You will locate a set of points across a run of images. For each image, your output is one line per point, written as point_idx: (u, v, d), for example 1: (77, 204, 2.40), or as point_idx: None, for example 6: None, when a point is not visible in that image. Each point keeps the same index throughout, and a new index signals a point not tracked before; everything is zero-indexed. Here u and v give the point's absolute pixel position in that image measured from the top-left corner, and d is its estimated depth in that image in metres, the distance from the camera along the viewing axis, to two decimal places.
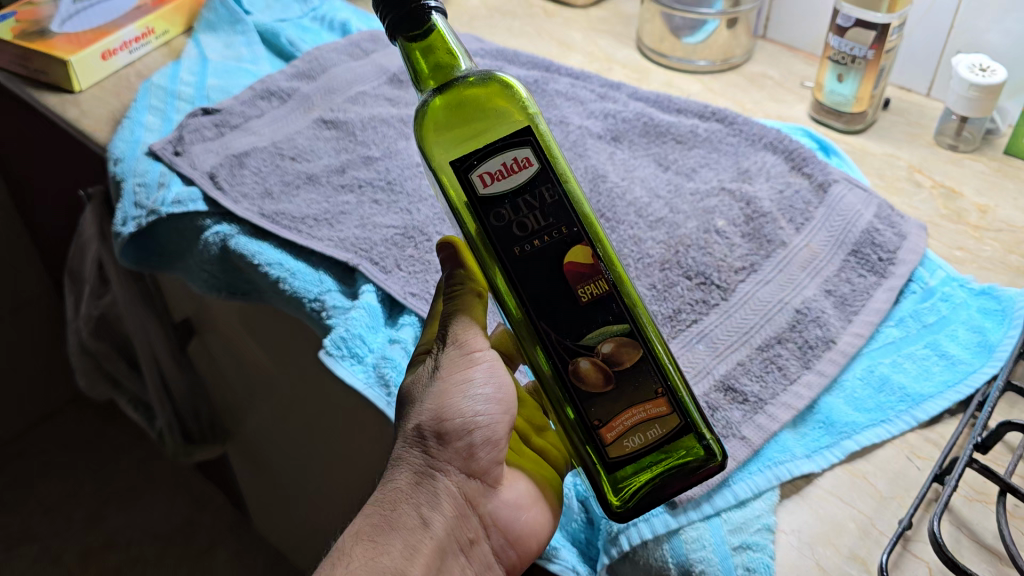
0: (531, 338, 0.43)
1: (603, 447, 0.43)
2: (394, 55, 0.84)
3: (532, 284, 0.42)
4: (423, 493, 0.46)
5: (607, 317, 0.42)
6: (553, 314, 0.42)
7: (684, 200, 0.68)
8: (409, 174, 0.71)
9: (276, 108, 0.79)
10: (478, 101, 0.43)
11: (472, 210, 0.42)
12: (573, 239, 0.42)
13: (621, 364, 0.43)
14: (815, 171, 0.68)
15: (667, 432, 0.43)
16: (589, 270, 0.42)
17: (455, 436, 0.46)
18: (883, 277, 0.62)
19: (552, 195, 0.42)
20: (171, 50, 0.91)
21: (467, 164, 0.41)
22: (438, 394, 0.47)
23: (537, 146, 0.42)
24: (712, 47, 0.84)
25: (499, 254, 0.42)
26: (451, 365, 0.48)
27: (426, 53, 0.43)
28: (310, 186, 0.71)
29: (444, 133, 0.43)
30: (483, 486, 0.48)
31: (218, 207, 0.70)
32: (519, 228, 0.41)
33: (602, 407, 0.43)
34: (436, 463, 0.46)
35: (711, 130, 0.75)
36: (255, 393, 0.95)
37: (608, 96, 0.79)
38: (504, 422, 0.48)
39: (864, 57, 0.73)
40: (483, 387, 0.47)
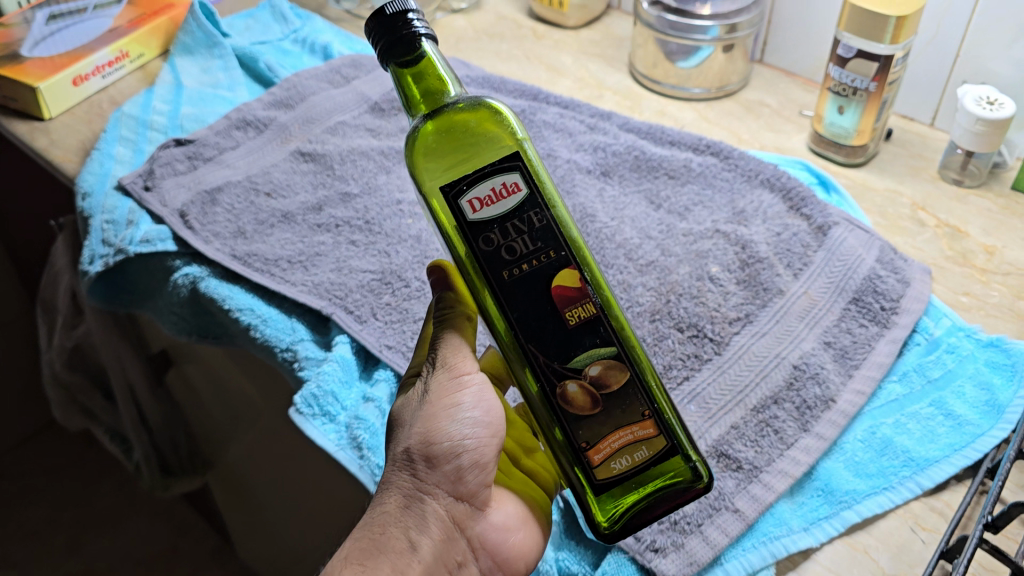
0: (519, 362, 0.41)
1: (590, 470, 0.42)
2: (375, 82, 0.81)
3: (522, 309, 0.40)
4: (412, 517, 0.42)
5: (595, 339, 0.41)
6: (542, 338, 0.40)
7: (676, 242, 0.65)
8: (388, 213, 0.68)
9: (252, 138, 0.76)
10: (467, 128, 0.41)
11: (460, 234, 0.40)
12: (561, 262, 0.40)
13: (608, 387, 0.41)
14: (813, 212, 0.65)
15: (654, 454, 0.42)
16: (577, 294, 0.41)
17: (444, 459, 0.43)
18: (886, 328, 0.58)
19: (540, 219, 0.40)
20: (146, 74, 0.87)
21: (456, 189, 0.40)
22: (425, 417, 0.44)
23: (526, 169, 0.40)
24: (706, 75, 0.81)
25: (488, 280, 0.40)
26: (440, 388, 0.45)
27: (417, 79, 0.41)
28: (285, 224, 0.68)
29: (433, 158, 0.41)
30: (471, 508, 0.44)
31: (188, 246, 0.67)
32: (508, 252, 0.40)
33: (590, 428, 0.41)
34: (424, 486, 0.43)
35: (706, 164, 0.71)
36: (237, 423, 0.91)
37: (599, 127, 0.76)
38: (493, 445, 0.45)
39: (866, 89, 0.70)
40: (471, 410, 0.44)
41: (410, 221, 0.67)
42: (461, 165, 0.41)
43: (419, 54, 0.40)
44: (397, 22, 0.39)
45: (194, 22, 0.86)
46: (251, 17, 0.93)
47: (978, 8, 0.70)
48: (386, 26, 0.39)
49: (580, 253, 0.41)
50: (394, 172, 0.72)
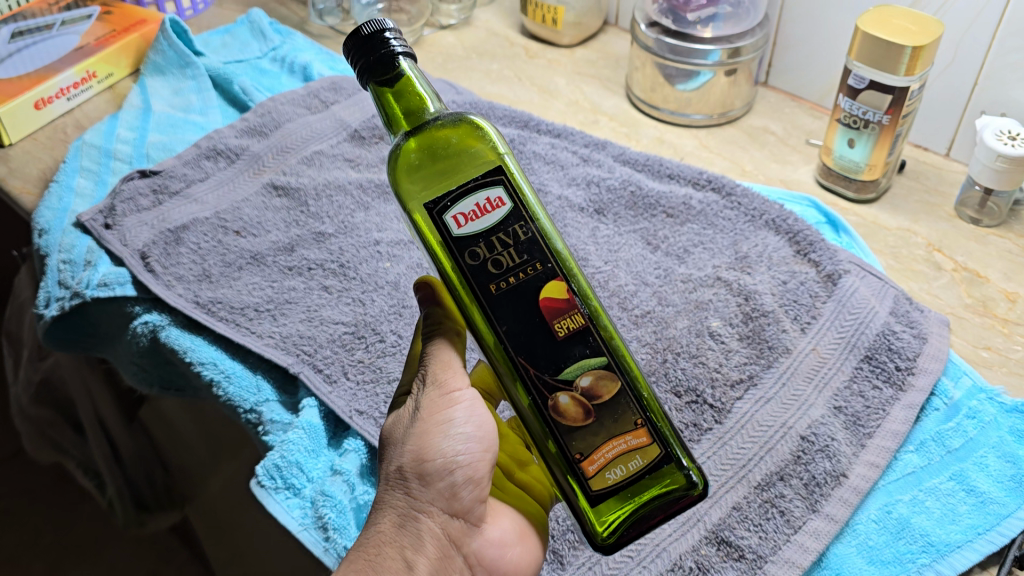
0: (507, 374, 0.40)
1: (583, 481, 0.39)
2: (354, 107, 0.76)
3: (510, 323, 0.39)
4: (408, 536, 0.41)
5: (584, 349, 0.39)
6: (531, 351, 0.39)
7: (674, 290, 0.60)
8: (364, 256, 0.63)
9: (222, 168, 0.71)
10: (449, 144, 0.40)
11: (446, 250, 0.39)
12: (548, 274, 0.39)
13: (599, 397, 0.40)
14: (822, 259, 0.60)
15: (649, 463, 0.40)
16: (565, 305, 0.39)
17: (437, 476, 0.41)
18: (901, 390, 0.54)
19: (525, 232, 0.39)
20: (115, 95, 0.82)
21: (440, 205, 0.39)
22: (416, 434, 0.42)
23: (509, 183, 0.39)
24: (707, 100, 0.76)
25: (475, 294, 0.39)
26: (431, 406, 0.43)
27: (399, 97, 0.40)
28: (254, 266, 0.63)
29: (416, 175, 0.40)
30: (466, 525, 0.42)
31: (148, 291, 0.62)
32: (494, 265, 0.39)
33: (583, 438, 0.39)
34: (418, 504, 0.41)
35: (707, 201, 0.67)
36: (222, 455, 0.86)
37: (593, 158, 0.71)
38: (487, 460, 0.42)
39: (878, 122, 0.65)
40: (464, 426, 0.42)
41: (387, 264, 0.62)
42: (444, 181, 0.39)
43: (396, 72, 0.39)
44: (371, 40, 0.38)
45: (165, 41, 0.81)
46: (228, 34, 0.88)
47: (999, 34, 0.65)
48: (358, 45, 0.38)
49: (567, 265, 0.40)
50: (373, 209, 0.67)
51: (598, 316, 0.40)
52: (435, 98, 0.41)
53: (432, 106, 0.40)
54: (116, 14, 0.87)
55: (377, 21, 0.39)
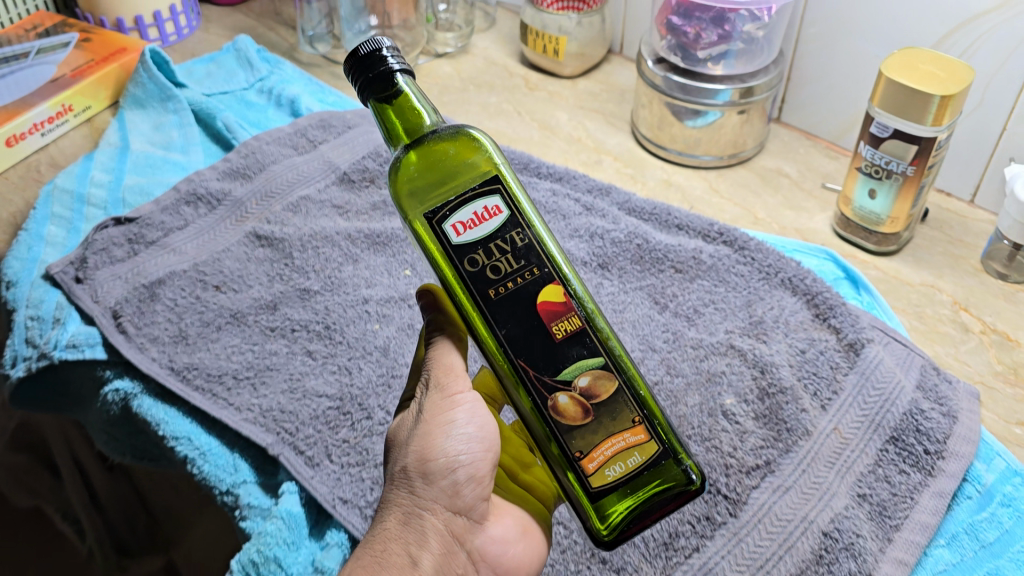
0: (507, 377, 0.40)
1: (583, 478, 0.40)
2: (344, 147, 0.71)
3: (510, 327, 0.39)
4: (412, 532, 0.41)
5: (582, 350, 0.40)
6: (529, 353, 0.40)
7: (683, 358, 0.56)
8: (351, 316, 0.59)
9: (203, 215, 0.67)
10: (446, 156, 0.41)
11: (445, 258, 0.39)
12: (546, 278, 0.40)
13: (597, 397, 0.40)
14: (843, 325, 0.56)
15: (648, 459, 0.41)
16: (562, 307, 0.40)
17: (440, 475, 0.42)
18: (930, 476, 0.49)
19: (523, 238, 0.40)
20: (93, 130, 0.78)
21: (437, 214, 0.39)
22: (419, 435, 0.43)
23: (505, 192, 0.40)
24: (717, 141, 0.72)
25: (474, 300, 0.39)
26: (433, 409, 0.44)
27: (398, 113, 0.41)
28: (234, 327, 0.59)
29: (414, 187, 0.40)
30: (469, 521, 0.43)
31: (119, 355, 0.58)
32: (492, 271, 0.39)
33: (582, 437, 0.40)
34: (422, 502, 0.42)
35: (718, 255, 0.62)
36: (203, 510, 0.82)
37: (597, 207, 0.66)
38: (488, 460, 0.43)
39: (902, 173, 0.61)
40: (465, 427, 0.43)
41: (376, 325, 0.58)
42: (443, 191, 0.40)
43: (396, 89, 0.40)
44: (374, 60, 0.38)
45: (144, 72, 0.77)
46: (213, 62, 0.84)
47: None
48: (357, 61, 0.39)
49: (564, 268, 0.40)
50: (362, 261, 0.63)
51: (595, 317, 0.41)
52: (432, 112, 0.41)
53: (428, 120, 0.41)
54: (95, 41, 0.82)
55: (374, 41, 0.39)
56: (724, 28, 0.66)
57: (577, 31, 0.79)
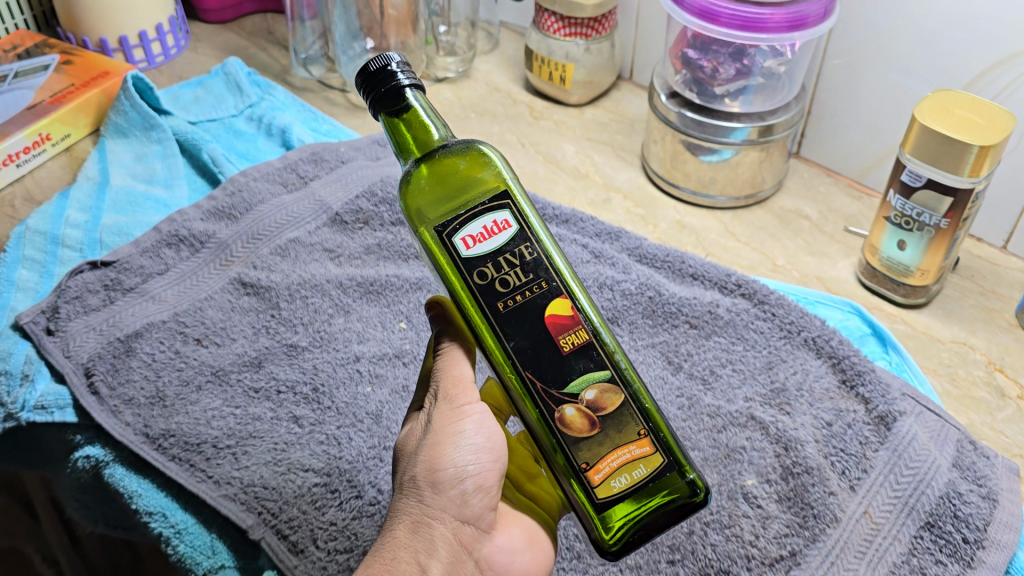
0: (514, 389, 0.39)
1: (589, 490, 0.39)
2: (337, 183, 0.67)
3: (518, 340, 0.38)
4: (421, 540, 0.40)
5: (588, 363, 0.39)
6: (537, 365, 0.38)
7: (699, 429, 0.52)
8: (342, 377, 0.55)
9: (185, 259, 0.63)
10: (457, 172, 0.40)
11: (454, 272, 0.38)
12: (554, 292, 0.39)
13: (604, 409, 0.39)
14: (873, 395, 0.52)
15: (653, 472, 0.39)
16: (570, 321, 0.39)
17: (449, 484, 0.40)
18: (970, 568, 0.45)
19: (532, 252, 0.39)
20: (72, 159, 0.73)
21: (447, 227, 0.38)
22: (428, 445, 0.41)
23: (514, 206, 0.39)
24: (734, 180, 0.67)
25: (483, 313, 0.38)
26: (442, 419, 0.42)
27: (408, 128, 0.40)
28: (216, 386, 0.55)
29: (424, 201, 0.40)
30: (477, 530, 0.42)
31: (90, 419, 0.53)
32: (501, 284, 0.38)
33: (589, 449, 0.39)
34: (430, 511, 0.40)
35: (735, 309, 0.58)
36: None
37: (605, 254, 0.62)
38: (496, 471, 0.42)
39: (933, 225, 0.57)
40: (474, 437, 0.42)
41: (368, 388, 0.54)
42: (453, 205, 0.39)
43: (406, 104, 0.39)
44: (377, 77, 0.38)
45: (126, 99, 0.73)
46: (201, 86, 0.79)
47: None
48: (367, 83, 0.38)
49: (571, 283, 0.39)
50: (354, 313, 0.59)
51: (602, 331, 0.40)
52: (442, 125, 0.41)
53: (438, 134, 0.40)
54: (77, 64, 0.78)
55: (386, 55, 0.39)
56: (744, 62, 0.62)
57: (586, 58, 0.75)
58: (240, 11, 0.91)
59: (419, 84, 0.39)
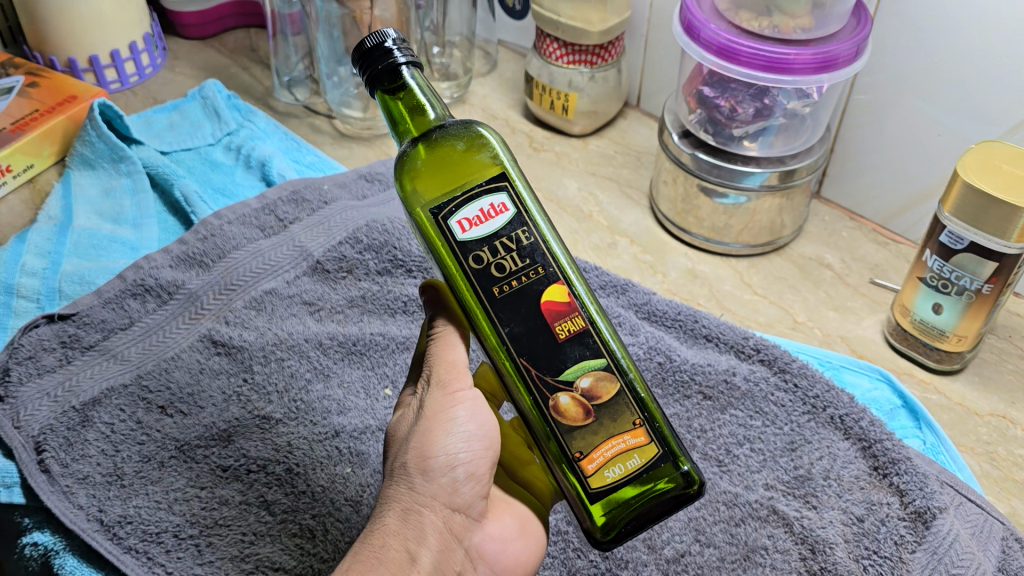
0: (508, 375, 0.38)
1: (582, 479, 0.38)
2: (318, 227, 0.62)
3: (514, 326, 0.37)
4: (411, 528, 0.37)
5: (583, 351, 0.38)
6: (532, 352, 0.37)
7: (714, 520, 0.46)
8: (319, 456, 0.49)
9: (151, 311, 0.57)
10: (454, 154, 0.38)
11: (448, 256, 0.37)
12: (551, 278, 0.37)
13: (599, 398, 0.38)
14: (909, 486, 0.47)
15: (647, 462, 0.38)
16: (566, 307, 0.38)
17: (440, 472, 0.38)
18: None
19: (529, 237, 0.37)
20: (35, 193, 0.68)
21: (442, 209, 0.37)
22: (419, 432, 0.39)
23: (512, 189, 0.37)
24: (751, 226, 0.62)
25: (478, 298, 0.37)
26: (434, 404, 0.40)
27: (406, 108, 0.38)
28: (181, 464, 0.50)
29: (420, 180, 0.38)
30: (467, 519, 0.40)
31: (39, 500, 0.48)
32: (496, 269, 0.37)
33: (583, 438, 0.38)
34: (421, 499, 0.38)
35: (753, 378, 0.53)
36: None
37: (610, 310, 0.57)
38: (488, 459, 0.40)
39: (971, 288, 0.51)
40: (466, 425, 0.40)
41: (348, 470, 0.49)
42: (449, 186, 0.37)
43: (401, 81, 0.37)
44: (374, 53, 0.36)
45: (93, 130, 0.68)
46: (177, 110, 0.74)
47: None
48: (361, 56, 0.36)
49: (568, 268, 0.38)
50: (335, 378, 0.54)
51: (598, 317, 0.39)
52: (437, 105, 0.39)
53: (433, 114, 0.38)
54: (43, 86, 0.72)
55: (380, 32, 0.37)
56: (764, 102, 0.56)
57: (590, 87, 0.69)
58: (221, 26, 0.86)
59: (415, 63, 0.37)
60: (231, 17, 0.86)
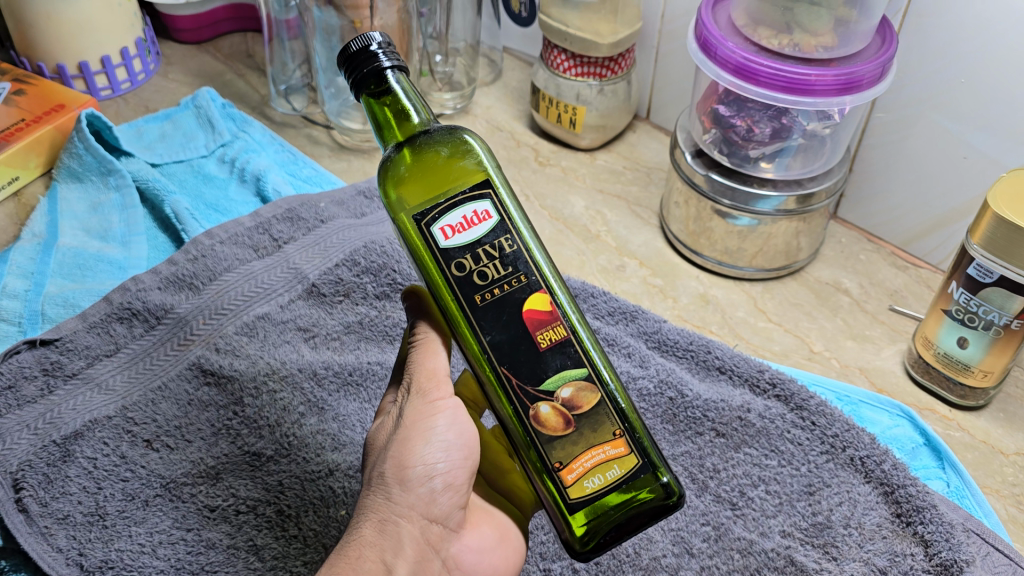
0: (488, 385, 0.36)
1: (561, 489, 0.36)
2: (314, 248, 0.59)
3: (496, 334, 0.35)
4: (389, 539, 0.35)
5: (565, 360, 0.36)
6: (514, 361, 0.36)
7: (728, 570, 0.44)
8: (312, 499, 0.47)
9: (138, 337, 0.55)
10: (437, 160, 0.36)
11: (428, 264, 0.35)
12: (533, 286, 0.36)
13: (579, 408, 0.36)
14: (933, 535, 0.44)
15: (627, 473, 0.37)
16: (549, 316, 0.36)
17: (417, 482, 0.36)
18: None
19: (512, 244, 0.36)
20: (20, 207, 0.65)
21: (425, 215, 0.35)
22: (397, 440, 0.37)
23: (496, 196, 0.36)
24: (766, 251, 0.59)
25: (460, 306, 0.35)
26: (414, 413, 0.38)
27: (391, 113, 0.36)
28: (167, 503, 0.47)
29: (403, 187, 0.36)
30: (445, 530, 0.37)
31: (15, 543, 0.45)
32: (479, 277, 0.35)
33: (562, 448, 0.36)
34: (398, 509, 0.36)
35: (768, 415, 0.50)
36: None
37: (619, 339, 0.54)
38: (468, 469, 0.38)
39: (998, 324, 0.49)
40: (446, 434, 0.37)
41: (342, 512, 0.46)
42: (432, 192, 0.36)
43: (386, 85, 0.36)
44: (359, 58, 0.34)
45: (80, 142, 0.65)
46: (169, 120, 0.71)
47: None
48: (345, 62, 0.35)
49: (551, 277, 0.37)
50: (330, 411, 0.51)
51: (580, 328, 0.37)
52: (422, 109, 0.37)
53: (418, 118, 0.37)
54: (30, 94, 0.69)
55: (365, 35, 0.35)
56: (782, 122, 0.53)
57: (599, 100, 0.66)
58: (217, 30, 0.83)
59: (401, 67, 0.35)
60: (228, 21, 0.83)
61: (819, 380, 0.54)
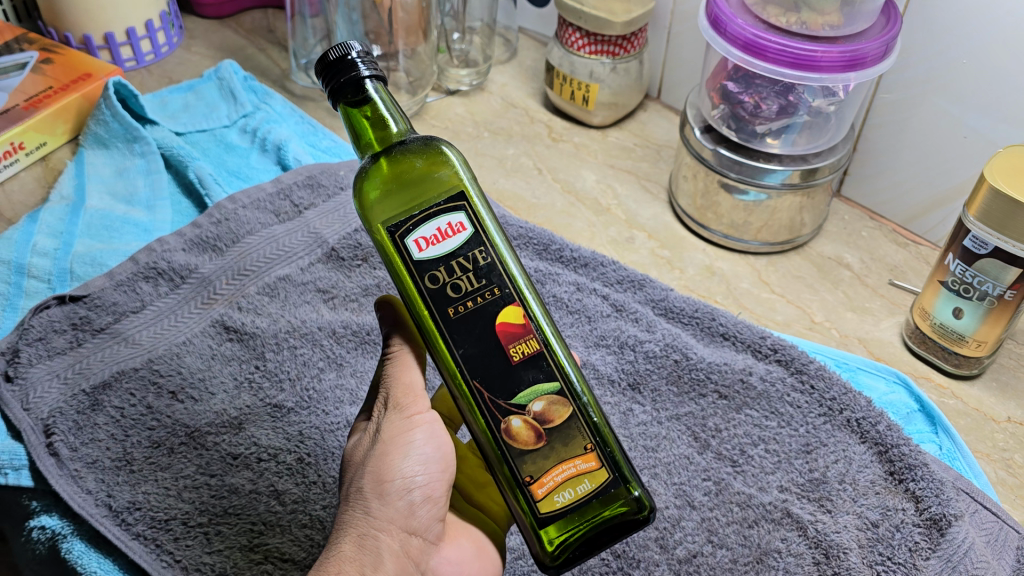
0: (462, 400, 0.38)
1: (532, 503, 0.38)
2: (333, 214, 0.61)
3: (467, 347, 0.37)
4: (368, 554, 0.36)
5: (537, 374, 0.37)
6: (485, 374, 0.37)
7: (727, 521, 0.46)
8: (332, 446, 0.49)
9: (163, 295, 0.57)
10: (413, 170, 0.37)
11: (401, 275, 0.37)
12: (504, 299, 0.37)
13: (551, 422, 0.38)
14: (923, 490, 0.46)
15: (597, 488, 0.38)
16: (520, 330, 0.37)
17: (395, 495, 0.38)
18: None
19: (486, 257, 0.37)
20: (47, 171, 0.68)
21: (399, 227, 0.36)
22: (375, 456, 0.38)
23: (470, 208, 0.37)
24: (770, 224, 0.61)
25: (434, 318, 0.37)
26: (391, 429, 0.39)
27: (370, 121, 0.38)
28: (192, 451, 0.49)
29: (379, 198, 0.37)
30: (425, 542, 0.39)
31: (47, 484, 0.47)
32: (452, 289, 0.37)
33: (534, 462, 0.38)
34: (377, 523, 0.37)
35: (768, 378, 0.52)
36: None
37: (627, 306, 0.56)
38: (444, 482, 0.40)
39: (993, 294, 0.51)
40: (423, 447, 0.39)
41: None
42: (410, 204, 0.37)
43: (364, 94, 0.37)
44: (339, 67, 0.35)
45: (107, 109, 0.67)
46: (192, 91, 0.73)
47: None
48: (326, 70, 0.36)
49: (524, 292, 0.38)
50: (348, 367, 0.53)
51: (554, 342, 0.38)
52: (400, 120, 0.38)
53: (396, 128, 0.38)
54: (57, 63, 0.71)
55: (344, 45, 0.36)
56: (789, 99, 0.55)
57: (611, 78, 0.68)
58: (238, 6, 0.85)
59: (380, 76, 0.36)
60: None
61: (819, 347, 0.56)
